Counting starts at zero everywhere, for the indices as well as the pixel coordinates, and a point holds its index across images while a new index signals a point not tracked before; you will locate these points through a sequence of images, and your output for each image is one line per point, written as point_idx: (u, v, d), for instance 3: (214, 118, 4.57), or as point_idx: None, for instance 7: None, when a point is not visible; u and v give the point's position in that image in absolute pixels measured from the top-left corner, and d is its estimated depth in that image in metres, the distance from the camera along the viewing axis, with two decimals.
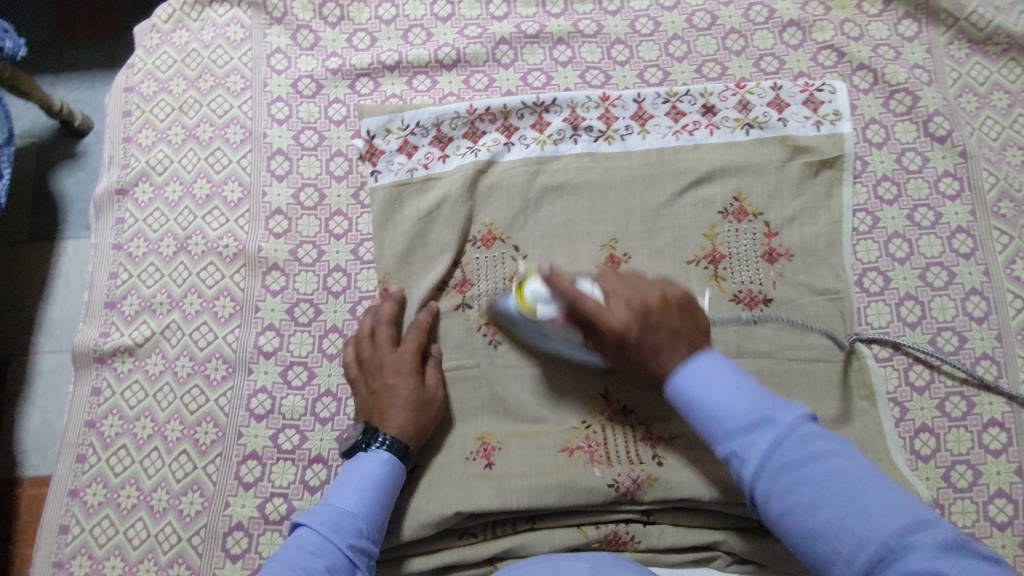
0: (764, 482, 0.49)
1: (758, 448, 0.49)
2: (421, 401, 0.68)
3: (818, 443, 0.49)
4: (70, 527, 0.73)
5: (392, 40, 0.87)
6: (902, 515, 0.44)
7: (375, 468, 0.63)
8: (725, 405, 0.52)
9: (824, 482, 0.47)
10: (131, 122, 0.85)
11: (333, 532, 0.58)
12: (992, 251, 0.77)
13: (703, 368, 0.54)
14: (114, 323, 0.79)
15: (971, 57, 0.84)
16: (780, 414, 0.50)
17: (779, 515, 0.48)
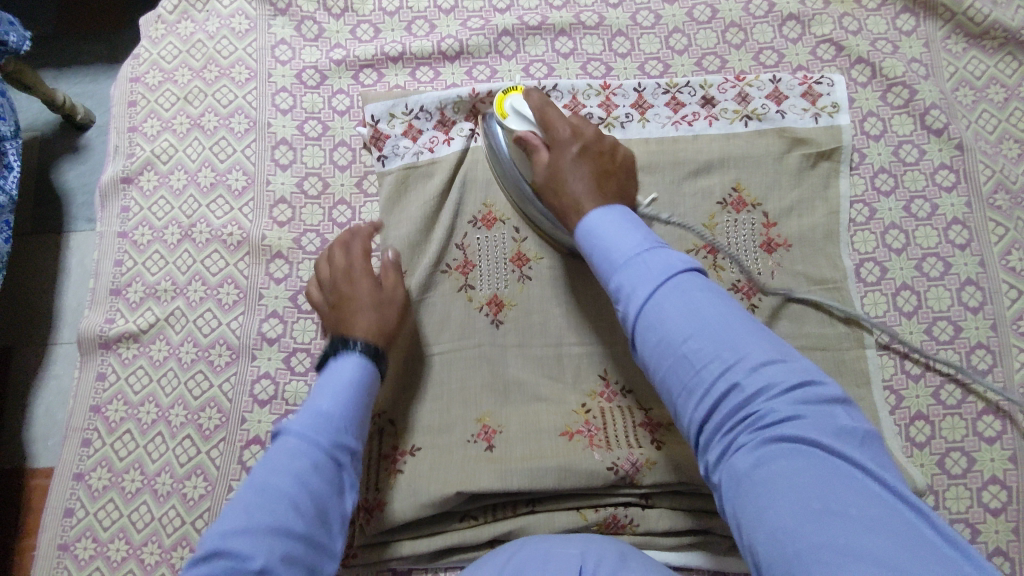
0: (648, 317, 0.53)
1: (645, 288, 0.54)
2: (381, 303, 0.70)
3: (700, 286, 0.54)
4: (75, 510, 0.74)
5: (396, 32, 0.88)
6: (764, 352, 0.49)
7: (350, 369, 0.63)
8: (624, 249, 0.58)
9: (702, 317, 0.52)
10: (136, 112, 0.86)
11: (314, 431, 0.58)
12: (988, 242, 0.78)
13: (617, 226, 0.61)
14: (118, 310, 0.80)
15: (968, 51, 0.85)
16: (668, 258, 0.56)
17: (656, 348, 0.52)
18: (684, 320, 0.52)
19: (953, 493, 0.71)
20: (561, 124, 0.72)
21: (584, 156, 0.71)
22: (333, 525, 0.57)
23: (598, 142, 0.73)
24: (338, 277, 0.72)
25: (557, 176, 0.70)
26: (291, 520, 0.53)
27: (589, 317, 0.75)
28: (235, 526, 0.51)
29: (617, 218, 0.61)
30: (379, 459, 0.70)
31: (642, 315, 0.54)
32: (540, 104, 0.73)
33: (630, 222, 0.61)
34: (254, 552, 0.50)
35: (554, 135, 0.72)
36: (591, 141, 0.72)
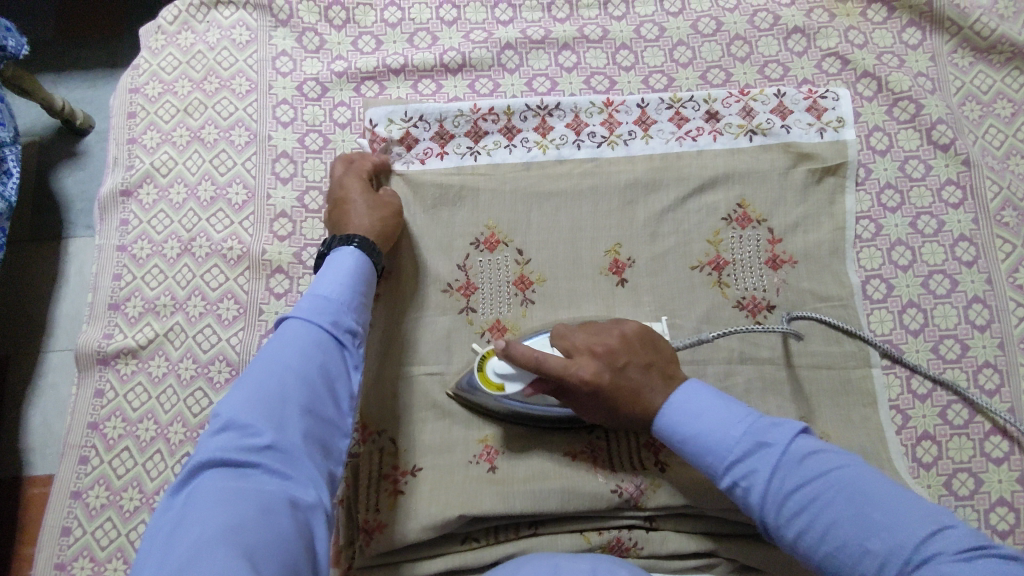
0: (775, 509, 0.51)
1: (762, 475, 0.52)
2: (375, 205, 0.73)
3: (818, 455, 0.52)
4: (72, 529, 0.73)
5: (398, 43, 0.87)
6: (913, 519, 0.46)
7: (350, 259, 0.65)
8: (723, 432, 0.55)
9: (836, 494, 0.49)
10: (135, 124, 0.85)
11: (317, 313, 0.59)
12: (994, 260, 0.77)
13: (700, 406, 0.57)
14: (117, 325, 0.79)
15: (974, 65, 0.84)
16: (776, 432, 0.53)
17: (797, 537, 0.50)
18: (814, 503, 0.50)
19: (961, 515, 0.70)
20: (577, 368, 0.62)
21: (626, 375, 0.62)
22: (341, 405, 0.57)
23: (623, 346, 0.63)
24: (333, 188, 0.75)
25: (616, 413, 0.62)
26: (300, 394, 0.53)
27: None
28: (243, 401, 0.51)
29: (695, 387, 0.59)
30: (379, 478, 0.69)
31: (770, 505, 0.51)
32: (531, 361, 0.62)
33: (711, 393, 0.58)
34: (264, 423, 0.50)
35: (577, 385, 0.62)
36: (615, 351, 0.63)
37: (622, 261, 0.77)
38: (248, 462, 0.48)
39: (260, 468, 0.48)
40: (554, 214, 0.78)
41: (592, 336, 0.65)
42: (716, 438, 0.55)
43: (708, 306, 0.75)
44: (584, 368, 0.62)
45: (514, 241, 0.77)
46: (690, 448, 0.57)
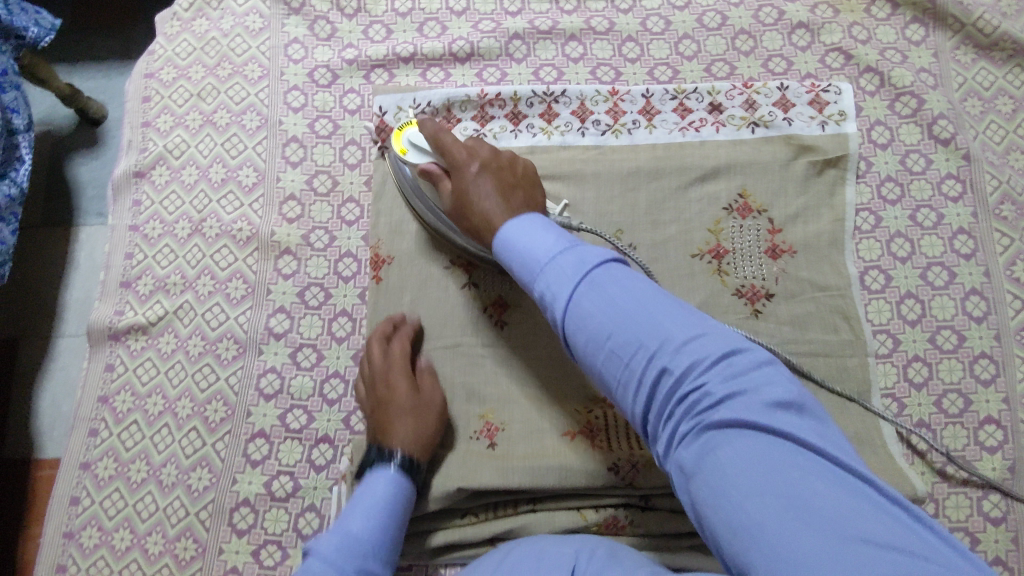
0: (574, 316, 0.52)
1: (563, 283, 0.53)
2: (418, 407, 0.69)
3: (622, 274, 0.52)
4: (80, 499, 0.75)
5: (407, 33, 0.89)
6: (693, 332, 0.48)
7: (383, 487, 0.64)
8: (542, 249, 0.56)
9: (630, 308, 0.50)
10: (149, 107, 0.87)
11: (342, 557, 0.59)
12: (992, 253, 0.78)
13: (525, 225, 0.59)
14: (128, 302, 0.81)
15: (977, 62, 0.85)
16: (585, 251, 0.54)
17: (586, 344, 0.52)
18: (607, 314, 0.50)
19: (954, 501, 0.71)
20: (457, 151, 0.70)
21: (487, 169, 0.68)
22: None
23: (499, 158, 0.70)
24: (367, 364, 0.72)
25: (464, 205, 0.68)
26: None
27: None
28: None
29: (530, 215, 0.60)
30: None
31: (568, 313, 0.52)
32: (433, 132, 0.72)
33: (542, 222, 0.59)
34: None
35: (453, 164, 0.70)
36: (489, 158, 0.70)
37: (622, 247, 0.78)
38: None
39: None
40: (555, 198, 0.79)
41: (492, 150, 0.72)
42: (537, 253, 0.56)
43: (707, 293, 0.76)
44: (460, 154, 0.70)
45: None
46: (516, 264, 0.58)
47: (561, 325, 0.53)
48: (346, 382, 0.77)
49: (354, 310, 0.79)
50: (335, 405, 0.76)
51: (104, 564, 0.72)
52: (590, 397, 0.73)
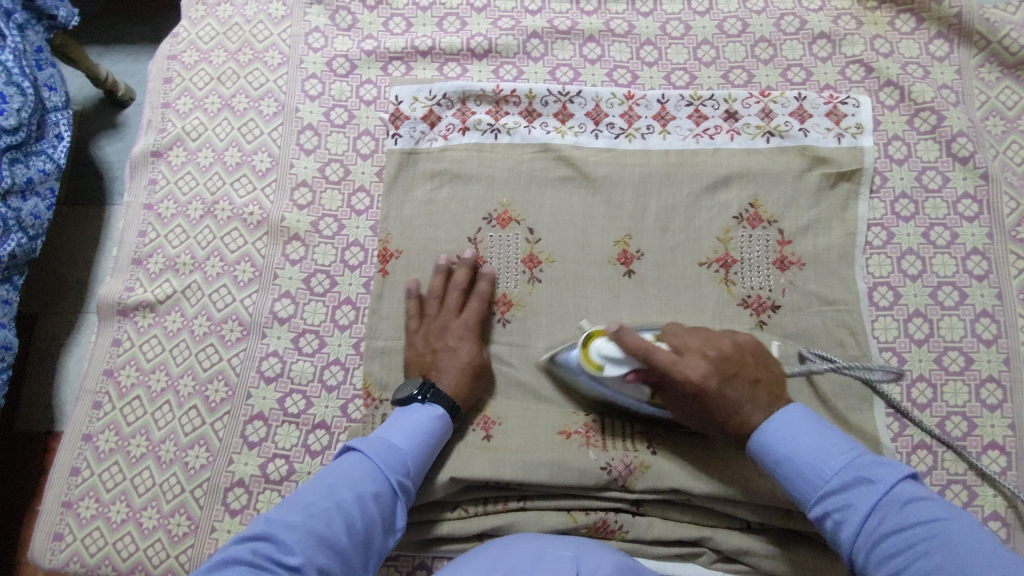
0: (871, 541, 0.51)
1: (858, 509, 0.52)
2: (479, 371, 0.72)
3: (922, 501, 0.51)
4: (80, 470, 0.76)
5: (427, 27, 0.89)
6: (1012, 570, 0.45)
7: (427, 412, 0.67)
8: (826, 467, 0.55)
9: (925, 539, 0.49)
10: (171, 89, 0.89)
11: (384, 462, 0.62)
12: (1006, 275, 0.76)
13: (789, 423, 0.59)
14: (138, 279, 0.82)
15: (1002, 81, 0.83)
16: (881, 471, 0.53)
17: (890, 574, 0.49)
18: (914, 550, 0.49)
19: None
20: (687, 364, 0.62)
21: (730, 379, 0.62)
22: (374, 542, 0.59)
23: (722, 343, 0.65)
24: (428, 300, 0.75)
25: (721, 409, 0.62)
26: (340, 532, 0.56)
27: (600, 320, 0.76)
28: (293, 518, 0.55)
29: (808, 416, 0.59)
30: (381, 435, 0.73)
31: (862, 535, 0.51)
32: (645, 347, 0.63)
33: (820, 427, 0.58)
34: (298, 550, 0.53)
35: (687, 375, 0.62)
36: (711, 346, 0.64)
37: (631, 252, 0.78)
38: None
39: None
40: (565, 198, 0.80)
41: (704, 338, 0.65)
42: (823, 470, 0.55)
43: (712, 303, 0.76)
44: (693, 368, 0.62)
45: (526, 220, 0.80)
46: (790, 483, 0.57)
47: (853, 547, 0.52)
48: (346, 370, 0.77)
49: (358, 300, 0.80)
50: (334, 392, 0.77)
51: (99, 535, 0.73)
52: (588, 399, 0.74)
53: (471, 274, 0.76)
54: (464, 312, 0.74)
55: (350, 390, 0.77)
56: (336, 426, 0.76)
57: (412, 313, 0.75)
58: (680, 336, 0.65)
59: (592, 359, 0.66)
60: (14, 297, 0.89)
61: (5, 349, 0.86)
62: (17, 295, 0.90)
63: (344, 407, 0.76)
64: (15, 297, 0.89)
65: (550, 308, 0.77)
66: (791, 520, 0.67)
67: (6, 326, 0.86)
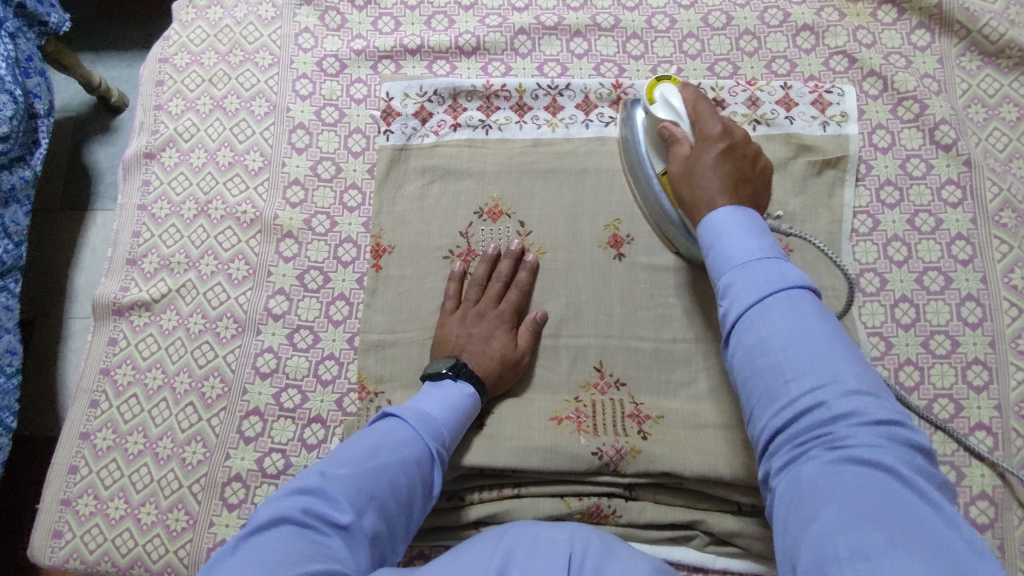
0: (751, 329, 0.52)
1: (756, 293, 0.53)
2: (508, 360, 0.73)
3: (813, 311, 0.51)
4: (78, 468, 0.77)
5: (416, 25, 0.91)
6: (861, 382, 0.47)
7: (458, 388, 0.68)
8: (742, 257, 0.56)
9: (805, 335, 0.49)
10: (163, 91, 0.90)
11: (422, 428, 0.63)
12: (990, 259, 0.78)
13: (734, 221, 0.59)
14: (133, 279, 0.83)
15: (982, 69, 0.85)
16: (787, 273, 0.53)
17: (756, 354, 0.51)
18: (793, 345, 0.49)
19: None
20: (711, 122, 0.69)
21: (727, 156, 0.65)
22: (413, 508, 0.59)
23: (745, 146, 0.68)
24: (470, 285, 0.77)
25: (691, 171, 0.66)
26: (384, 491, 0.56)
27: (592, 307, 0.77)
28: (342, 475, 0.55)
29: (749, 218, 0.59)
30: None
31: (745, 322, 0.52)
32: (693, 100, 0.71)
33: (752, 225, 0.58)
34: (347, 506, 0.53)
35: (701, 130, 0.68)
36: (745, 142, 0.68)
37: (621, 237, 0.79)
38: (321, 530, 0.51)
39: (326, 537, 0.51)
40: (556, 188, 0.81)
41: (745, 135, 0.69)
42: (736, 259, 0.56)
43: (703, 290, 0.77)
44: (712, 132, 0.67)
45: (517, 212, 0.81)
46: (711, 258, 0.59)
47: (736, 326, 0.53)
48: (340, 365, 0.78)
49: (351, 295, 0.81)
50: (329, 386, 0.78)
51: (98, 531, 0.74)
52: (580, 385, 0.75)
53: (515, 267, 0.78)
54: (503, 304, 0.76)
55: (345, 384, 0.77)
56: (331, 420, 0.76)
57: (452, 294, 0.77)
58: (719, 117, 0.69)
59: (654, 95, 0.74)
60: (14, 302, 0.89)
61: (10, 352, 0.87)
62: (17, 302, 0.90)
63: (339, 400, 0.77)
64: (15, 303, 0.89)
65: (541, 298, 0.78)
66: None
67: (10, 332, 0.88)
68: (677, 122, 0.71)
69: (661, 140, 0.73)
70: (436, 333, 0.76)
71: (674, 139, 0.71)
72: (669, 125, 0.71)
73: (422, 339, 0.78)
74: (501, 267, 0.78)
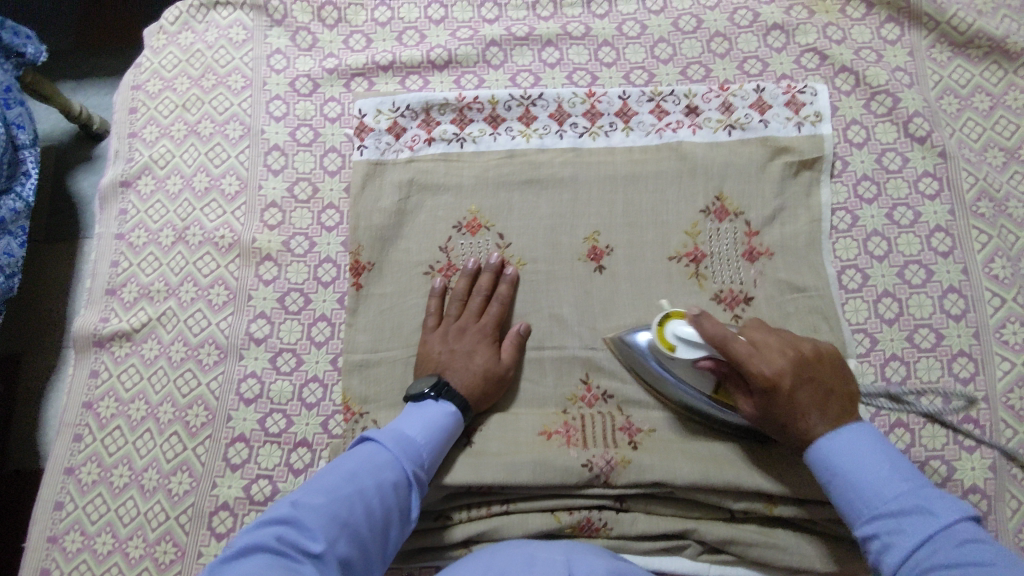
0: (907, 570, 0.51)
1: (907, 536, 0.52)
2: (492, 375, 0.72)
3: (965, 533, 0.51)
4: (64, 504, 0.75)
5: (387, 42, 0.90)
6: None
7: (438, 408, 0.68)
8: (875, 488, 0.56)
9: (970, 572, 0.48)
10: (136, 119, 0.89)
11: (401, 452, 0.63)
12: (970, 250, 0.77)
13: (853, 438, 0.59)
14: (113, 309, 0.82)
15: (953, 60, 0.85)
16: (934, 502, 0.53)
17: None
18: None
19: None
20: (758, 364, 0.63)
21: (807, 382, 0.63)
22: (390, 533, 0.60)
23: (802, 349, 0.65)
24: (451, 301, 0.77)
25: (783, 421, 0.63)
26: (359, 518, 0.57)
27: (574, 319, 0.77)
28: (317, 503, 0.56)
29: (865, 433, 0.59)
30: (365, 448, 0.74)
31: (899, 558, 0.52)
32: (719, 337, 0.64)
33: (869, 442, 0.59)
34: (321, 534, 0.54)
35: (753, 373, 0.62)
36: (802, 351, 0.64)
37: (601, 248, 0.79)
38: (294, 560, 0.52)
39: (298, 567, 0.51)
40: (533, 200, 0.81)
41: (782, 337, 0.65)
42: (874, 490, 0.56)
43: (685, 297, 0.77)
44: (767, 365, 0.62)
45: (496, 226, 0.80)
46: (836, 489, 0.58)
47: (897, 575, 0.52)
48: (325, 387, 0.78)
49: (333, 315, 0.80)
50: (314, 409, 0.77)
51: (85, 568, 0.73)
52: (567, 397, 0.75)
53: (495, 280, 0.77)
54: (484, 318, 0.76)
55: (330, 406, 0.77)
56: (318, 443, 0.76)
57: (433, 311, 0.76)
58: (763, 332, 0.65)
59: (668, 340, 0.67)
60: None
61: None
62: None
63: (325, 423, 0.76)
64: None
65: (523, 311, 0.78)
66: (774, 506, 0.67)
67: None
68: (714, 355, 0.66)
69: (696, 375, 0.68)
70: (419, 351, 0.75)
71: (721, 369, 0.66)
72: (707, 362, 0.66)
73: (405, 358, 0.77)
74: (480, 281, 0.77)
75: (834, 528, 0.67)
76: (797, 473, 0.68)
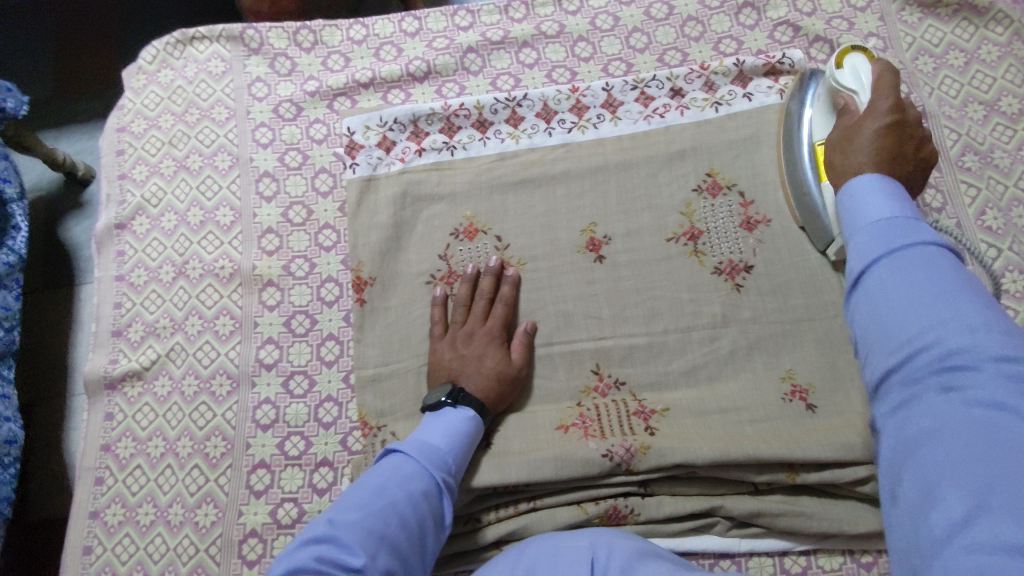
0: (865, 278, 0.45)
1: (871, 251, 0.46)
2: (505, 375, 0.73)
3: (942, 264, 0.43)
4: (93, 548, 0.75)
5: (365, 59, 0.91)
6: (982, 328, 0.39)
7: (457, 413, 0.69)
8: (876, 215, 0.49)
9: (913, 283, 0.43)
10: (124, 160, 0.90)
11: (426, 460, 0.64)
12: (962, 205, 0.78)
13: (866, 187, 0.51)
14: (121, 350, 0.83)
15: (924, 21, 0.86)
16: (915, 232, 0.45)
17: (869, 303, 0.45)
18: (890, 304, 0.43)
19: None
20: (883, 96, 0.66)
21: (890, 130, 0.63)
22: (427, 541, 0.61)
23: (912, 121, 0.64)
24: (456, 307, 0.77)
25: (846, 142, 0.65)
26: (394, 529, 0.58)
27: (579, 312, 0.78)
28: (352, 520, 0.57)
29: (921, 256, 0.44)
30: None
31: (856, 280, 0.46)
32: (881, 71, 0.68)
33: (881, 185, 0.51)
34: (360, 550, 0.55)
35: (871, 105, 0.66)
36: (906, 120, 0.64)
37: (599, 239, 0.80)
38: None
39: None
40: (528, 199, 0.82)
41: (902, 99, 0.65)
42: (868, 221, 0.49)
43: (686, 275, 0.77)
44: (884, 100, 0.65)
45: (492, 228, 0.81)
46: (846, 226, 0.51)
47: (857, 279, 0.46)
48: (340, 405, 0.78)
49: (341, 333, 0.81)
50: (331, 428, 0.77)
51: None
52: (581, 390, 0.75)
53: (496, 282, 0.78)
54: (491, 320, 0.76)
55: (347, 423, 0.77)
56: (339, 461, 0.76)
57: (439, 319, 0.77)
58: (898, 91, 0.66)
59: (842, 61, 0.71)
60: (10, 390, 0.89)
61: (10, 442, 0.86)
62: (13, 389, 0.90)
63: (344, 441, 0.77)
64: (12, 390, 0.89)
65: (529, 308, 0.78)
66: (797, 475, 0.68)
67: (11, 420, 0.87)
68: (852, 94, 0.70)
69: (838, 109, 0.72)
70: (429, 360, 0.76)
71: (847, 107, 0.70)
72: (846, 97, 0.70)
73: (415, 370, 0.77)
74: (483, 284, 0.78)
75: (858, 490, 0.68)
76: (817, 440, 0.68)
